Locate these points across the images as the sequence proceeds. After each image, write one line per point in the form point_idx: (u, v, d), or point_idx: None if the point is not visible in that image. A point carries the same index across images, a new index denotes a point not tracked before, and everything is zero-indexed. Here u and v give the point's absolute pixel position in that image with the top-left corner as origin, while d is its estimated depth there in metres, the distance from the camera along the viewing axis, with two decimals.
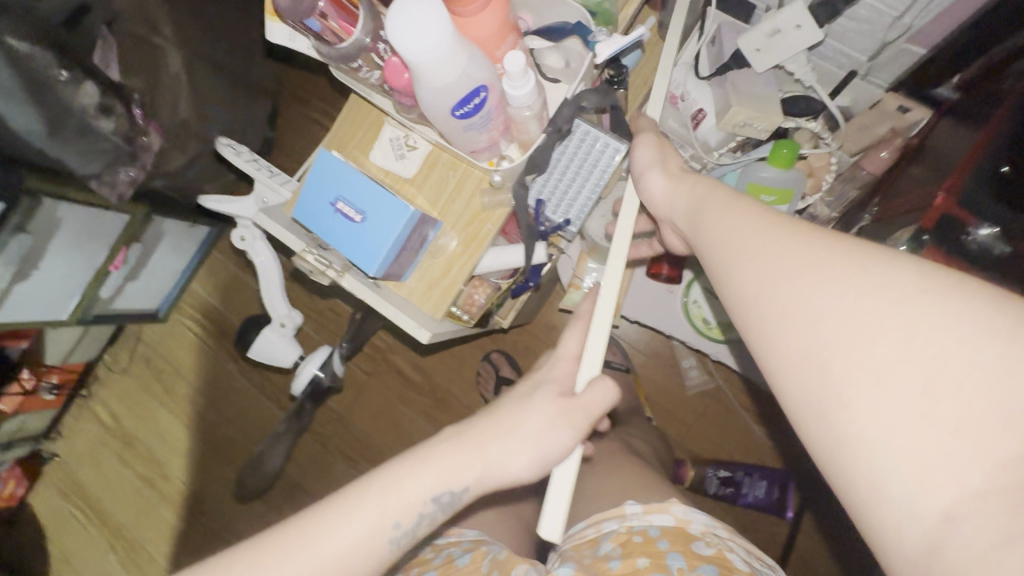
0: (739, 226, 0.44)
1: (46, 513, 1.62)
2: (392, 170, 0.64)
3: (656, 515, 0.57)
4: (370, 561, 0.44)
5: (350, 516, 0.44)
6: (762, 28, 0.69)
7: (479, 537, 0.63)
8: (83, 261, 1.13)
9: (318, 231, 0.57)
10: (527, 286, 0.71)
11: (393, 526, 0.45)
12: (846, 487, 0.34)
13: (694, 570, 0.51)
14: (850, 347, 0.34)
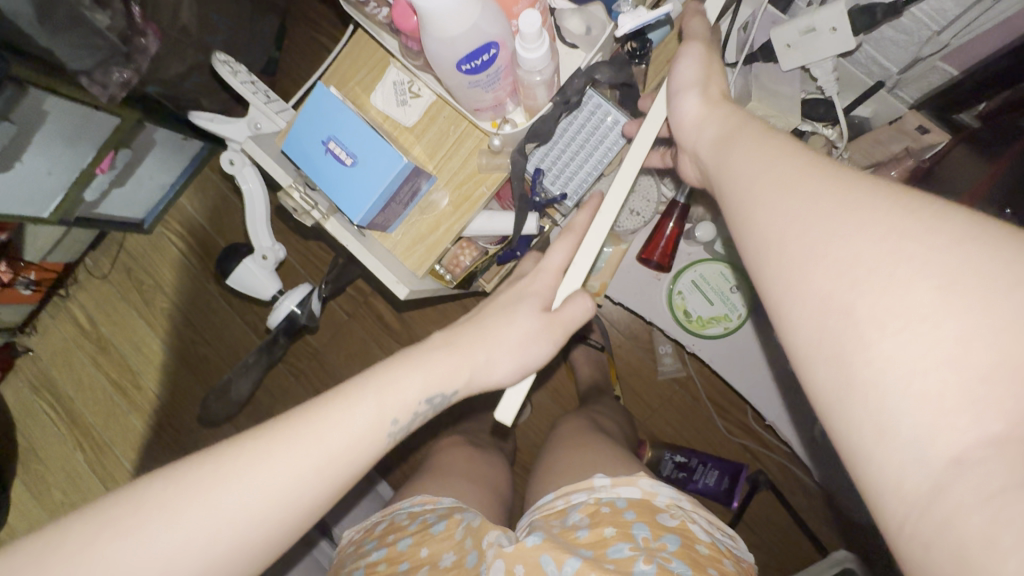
0: (767, 151, 0.39)
1: (16, 404, 1.64)
2: (391, 115, 0.61)
3: (624, 486, 0.54)
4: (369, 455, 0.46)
5: (349, 414, 0.45)
6: (796, 23, 0.66)
7: (455, 504, 0.63)
8: (67, 160, 1.10)
9: (306, 169, 0.55)
10: (513, 255, 0.71)
11: (391, 422, 0.46)
12: (847, 439, 0.31)
13: (660, 540, 0.50)
14: (882, 288, 0.29)
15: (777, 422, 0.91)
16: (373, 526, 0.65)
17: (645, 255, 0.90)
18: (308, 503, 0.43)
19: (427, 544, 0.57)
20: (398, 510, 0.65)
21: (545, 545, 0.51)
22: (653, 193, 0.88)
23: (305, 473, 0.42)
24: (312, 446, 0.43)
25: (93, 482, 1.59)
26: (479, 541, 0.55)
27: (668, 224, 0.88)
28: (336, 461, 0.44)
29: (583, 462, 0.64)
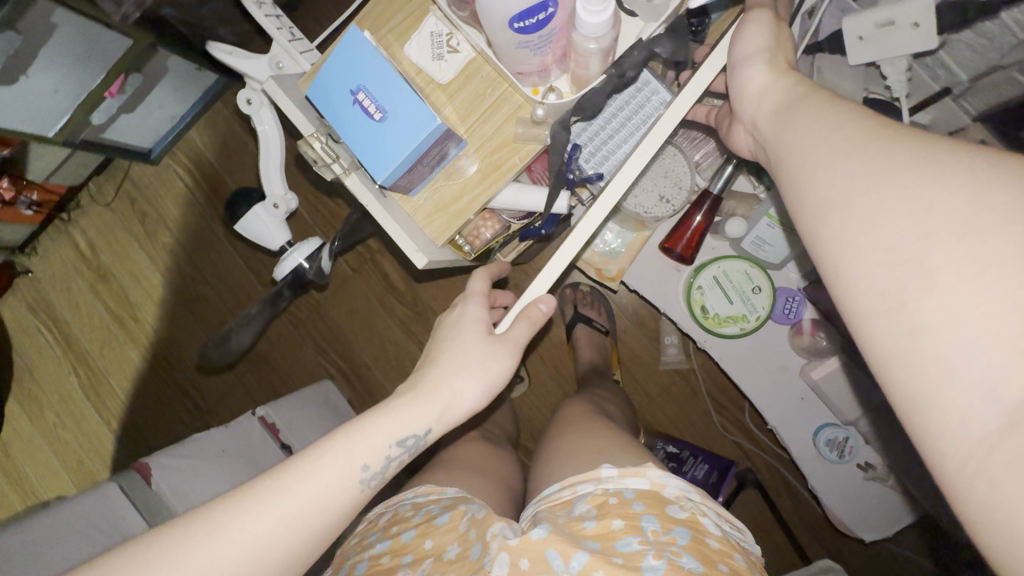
0: (844, 124, 0.37)
1: (14, 324, 1.64)
2: (425, 69, 0.57)
3: (633, 477, 0.53)
4: (347, 510, 0.45)
5: (316, 495, 0.43)
6: (875, 14, 0.61)
7: (459, 495, 0.64)
8: (75, 79, 1.04)
9: (331, 120, 0.51)
10: (539, 232, 0.67)
11: (362, 470, 0.45)
12: (925, 420, 0.30)
13: (669, 534, 0.49)
14: (957, 232, 0.29)
15: (779, 427, 0.89)
16: (377, 518, 0.67)
17: (668, 244, 0.87)
18: (288, 570, 0.43)
19: (432, 536, 0.58)
20: (403, 501, 0.67)
21: (551, 538, 0.50)
22: (686, 178, 0.81)
23: (279, 553, 0.41)
24: (278, 539, 0.41)
25: (87, 408, 1.60)
26: (484, 532, 0.54)
27: (696, 216, 0.84)
28: (311, 534, 0.43)
29: (586, 450, 0.63)
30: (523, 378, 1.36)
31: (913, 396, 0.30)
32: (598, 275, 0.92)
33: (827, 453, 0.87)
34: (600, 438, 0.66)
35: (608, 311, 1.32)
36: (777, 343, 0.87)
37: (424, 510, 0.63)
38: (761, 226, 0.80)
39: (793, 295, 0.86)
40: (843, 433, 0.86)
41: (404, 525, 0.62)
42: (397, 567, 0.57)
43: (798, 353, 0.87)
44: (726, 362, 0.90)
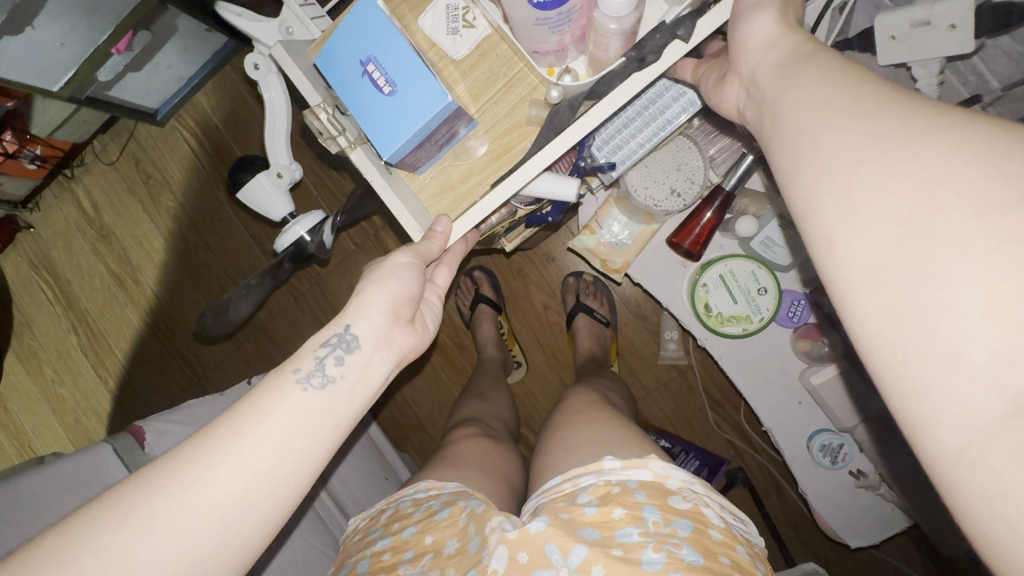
0: (858, 87, 0.34)
1: (15, 279, 1.64)
2: (438, 43, 0.55)
3: (635, 469, 0.53)
4: (297, 416, 0.41)
5: (246, 407, 0.41)
6: (910, 13, 0.58)
7: (459, 490, 0.63)
8: (83, 33, 1.02)
9: (339, 90, 0.49)
10: (544, 219, 0.68)
11: (295, 375, 0.44)
12: (928, 437, 0.29)
13: (670, 526, 0.49)
14: (958, 198, 0.28)
15: (774, 429, 0.89)
16: (378, 516, 0.67)
17: (675, 239, 0.86)
18: (247, 488, 0.39)
19: (432, 533, 0.58)
20: (404, 498, 0.67)
21: (550, 531, 0.50)
22: (698, 173, 0.79)
23: (223, 468, 0.38)
24: (214, 451, 0.39)
25: (86, 367, 1.60)
26: (482, 528, 0.54)
27: (707, 212, 0.83)
28: (258, 443, 0.39)
29: (582, 443, 0.62)
30: (520, 363, 1.36)
31: (905, 372, 0.29)
32: (603, 266, 0.91)
33: (821, 458, 0.87)
34: (597, 430, 0.65)
35: (610, 302, 1.31)
36: (779, 346, 0.87)
37: (424, 506, 0.63)
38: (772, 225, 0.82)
39: (798, 299, 0.85)
40: (838, 439, 0.85)
41: (404, 521, 0.62)
42: (397, 563, 0.58)
43: (799, 357, 0.86)
44: (726, 362, 0.88)
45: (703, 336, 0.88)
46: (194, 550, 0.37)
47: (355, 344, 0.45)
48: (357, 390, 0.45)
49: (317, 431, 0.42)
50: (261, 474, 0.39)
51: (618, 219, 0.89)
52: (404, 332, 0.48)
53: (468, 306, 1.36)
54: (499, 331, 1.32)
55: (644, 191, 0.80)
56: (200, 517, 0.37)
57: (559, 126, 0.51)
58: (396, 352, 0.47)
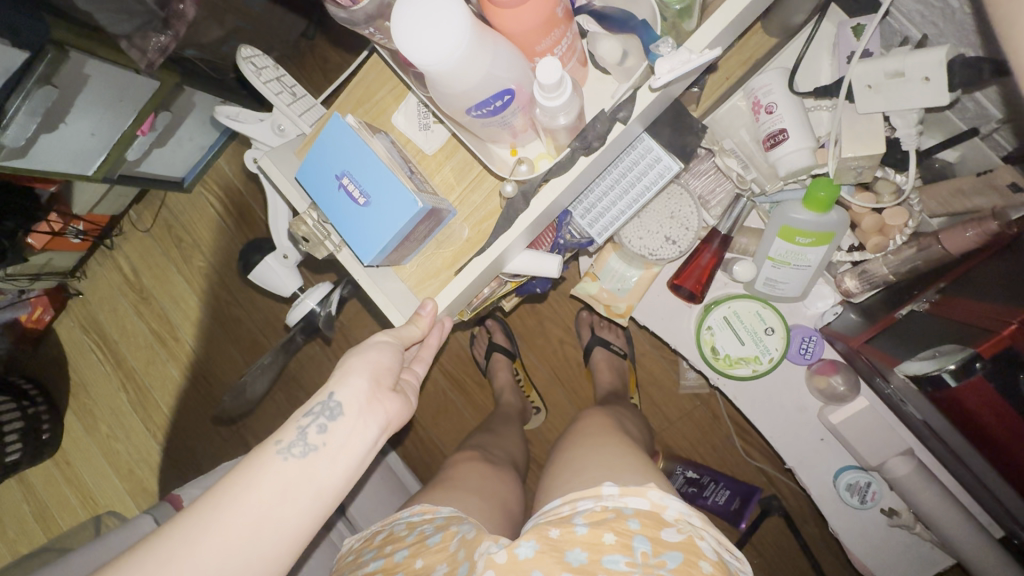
0: None
1: (69, 344, 1.76)
2: (411, 139, 0.58)
3: (633, 497, 0.57)
4: (278, 484, 0.44)
5: (229, 475, 0.44)
6: (884, 64, 0.61)
7: (453, 514, 0.67)
8: (110, 121, 1.11)
9: (317, 201, 0.52)
10: (533, 288, 0.69)
11: (279, 446, 0.46)
12: None
13: (659, 557, 0.52)
14: None
15: (797, 467, 0.86)
16: (372, 536, 0.71)
17: (677, 281, 0.85)
18: (228, 560, 0.41)
19: (422, 555, 0.61)
20: (398, 520, 0.70)
21: (539, 557, 0.53)
22: (692, 218, 0.79)
23: (207, 540, 0.41)
24: (196, 524, 0.41)
25: (135, 421, 1.71)
26: (471, 553, 0.57)
27: (706, 253, 0.82)
28: (236, 511, 0.42)
29: (587, 467, 0.65)
30: (540, 408, 1.36)
31: None
32: (607, 311, 0.90)
33: (848, 498, 0.83)
34: (609, 457, 0.68)
35: (626, 335, 1.31)
36: (794, 383, 0.85)
37: (417, 527, 0.66)
38: (767, 268, 0.78)
39: (809, 335, 0.83)
40: (865, 478, 0.82)
41: (396, 542, 0.66)
42: None
43: (816, 396, 0.83)
44: (742, 402, 0.86)
45: (715, 377, 0.86)
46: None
47: (339, 410, 0.47)
48: (338, 457, 0.46)
49: (297, 501, 0.44)
50: (241, 546, 0.42)
51: (617, 266, 0.88)
52: (390, 398, 0.49)
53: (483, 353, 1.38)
54: (515, 378, 1.33)
55: (638, 241, 0.80)
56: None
57: (512, 217, 0.51)
58: (380, 418, 0.48)
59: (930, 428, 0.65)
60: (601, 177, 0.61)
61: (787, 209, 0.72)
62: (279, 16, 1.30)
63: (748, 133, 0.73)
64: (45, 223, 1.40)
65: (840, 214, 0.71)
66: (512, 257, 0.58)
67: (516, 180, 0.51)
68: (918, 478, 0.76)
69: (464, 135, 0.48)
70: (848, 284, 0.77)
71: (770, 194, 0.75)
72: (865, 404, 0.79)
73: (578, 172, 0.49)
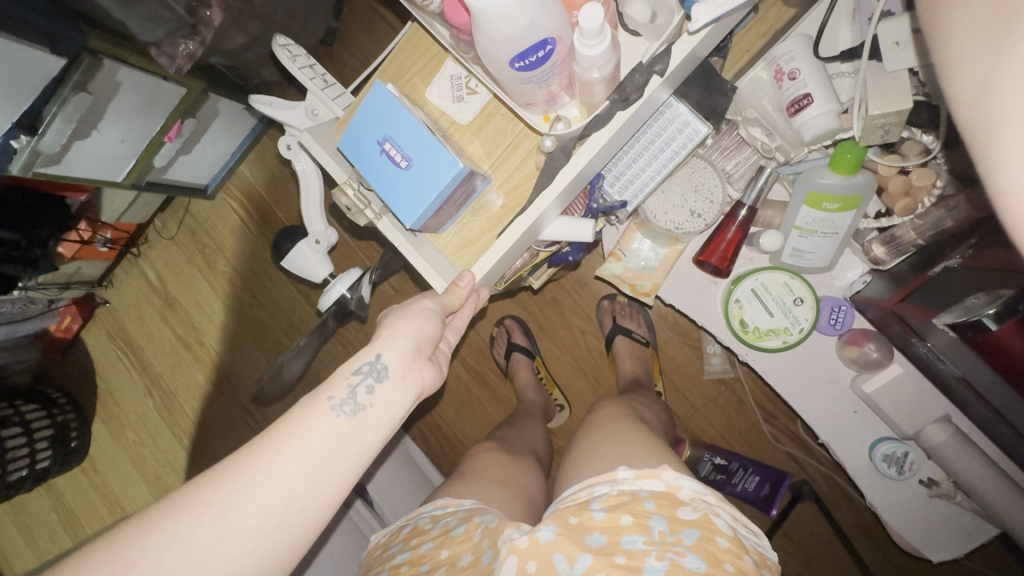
0: None
1: (96, 352, 1.79)
2: (446, 111, 0.60)
3: (647, 479, 0.57)
4: (328, 438, 0.45)
5: (283, 427, 0.45)
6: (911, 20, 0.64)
7: (475, 507, 0.68)
8: (139, 128, 1.14)
9: (360, 168, 0.54)
10: (565, 258, 0.71)
11: (329, 402, 0.47)
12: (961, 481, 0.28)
13: (676, 535, 0.52)
14: None
15: (831, 441, 0.86)
16: (397, 531, 0.72)
17: (702, 256, 0.85)
18: (283, 508, 0.43)
19: (448, 546, 0.62)
20: (421, 514, 0.71)
21: (558, 540, 0.53)
22: (718, 191, 0.79)
23: (265, 486, 0.42)
24: (254, 472, 0.42)
25: (161, 426, 1.73)
26: (494, 541, 0.58)
27: (730, 228, 0.82)
28: (291, 461, 0.43)
29: (603, 454, 0.66)
30: (564, 406, 1.37)
31: None
32: (632, 291, 0.91)
33: (885, 469, 0.83)
34: (625, 445, 0.67)
35: (648, 322, 1.31)
36: (824, 355, 0.85)
37: (442, 521, 0.67)
38: (794, 238, 0.78)
39: (838, 305, 0.83)
40: (902, 448, 0.82)
41: (423, 535, 0.67)
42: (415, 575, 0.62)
43: (848, 364, 0.83)
44: (771, 377, 0.86)
45: (743, 352, 0.86)
46: (228, 571, 0.41)
47: (388, 372, 0.48)
48: (383, 418, 0.48)
49: (346, 457, 0.46)
50: (292, 494, 0.43)
51: (642, 244, 0.89)
52: (427, 367, 0.51)
53: (502, 355, 1.39)
54: (537, 377, 1.34)
55: (664, 216, 0.81)
56: (239, 538, 0.41)
57: (553, 171, 0.53)
58: (418, 385, 0.50)
59: (968, 384, 0.66)
60: (631, 142, 0.63)
61: (814, 174, 0.73)
62: (300, 24, 1.33)
63: (770, 102, 0.75)
64: (76, 232, 1.44)
65: (866, 177, 0.71)
66: (546, 224, 0.59)
67: (554, 136, 0.52)
68: (954, 446, 0.76)
69: (501, 94, 0.50)
70: (876, 252, 0.78)
71: (794, 164, 0.76)
72: (899, 370, 0.79)
73: (616, 127, 0.50)
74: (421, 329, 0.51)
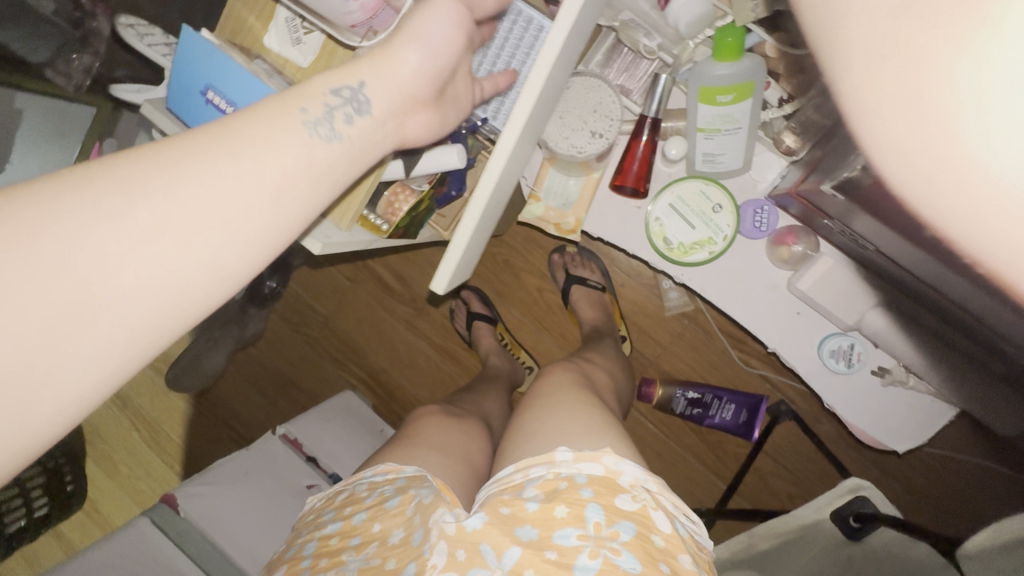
0: None
1: None
2: (288, 57, 0.57)
3: (587, 463, 0.50)
4: (300, 150, 0.43)
5: (220, 139, 0.40)
6: None
7: (415, 475, 0.58)
8: None
9: (195, 125, 0.51)
10: (449, 194, 0.72)
11: (301, 116, 0.44)
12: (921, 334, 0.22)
13: (612, 528, 0.47)
14: None
15: (779, 348, 0.84)
16: (334, 495, 0.64)
17: (618, 181, 0.82)
18: (240, 205, 0.40)
19: (380, 519, 0.56)
20: (359, 481, 0.63)
21: (487, 530, 0.49)
22: (615, 108, 0.76)
23: (214, 177, 0.39)
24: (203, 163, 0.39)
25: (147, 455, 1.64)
26: (425, 520, 0.52)
27: (640, 144, 0.78)
28: (252, 161, 0.40)
29: (541, 429, 0.56)
30: (533, 367, 1.34)
31: None
32: (558, 230, 0.89)
33: (834, 365, 0.81)
34: (567, 417, 0.57)
35: (601, 268, 1.28)
36: (757, 261, 0.82)
37: (377, 489, 0.59)
38: (700, 141, 0.75)
39: (760, 206, 0.80)
40: (847, 340, 0.79)
41: (356, 504, 0.60)
42: (343, 548, 0.56)
43: (782, 266, 0.81)
44: (709, 292, 0.84)
45: (677, 273, 0.84)
46: (176, 272, 0.37)
47: (364, 114, 0.47)
48: (359, 151, 0.47)
49: (314, 183, 0.44)
50: (246, 190, 0.40)
51: (558, 179, 0.85)
52: (414, 122, 0.52)
53: (464, 328, 1.36)
54: (501, 343, 1.32)
55: (565, 142, 0.77)
56: (186, 237, 0.38)
57: None
58: (395, 137, 0.51)
59: (890, 258, 0.65)
60: (515, 82, 0.65)
61: (704, 69, 0.69)
62: None
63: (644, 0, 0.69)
64: None
65: (755, 61, 0.67)
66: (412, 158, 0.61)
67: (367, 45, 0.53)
68: (894, 329, 0.75)
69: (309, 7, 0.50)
70: (788, 142, 0.75)
71: (686, 63, 0.73)
72: (830, 261, 0.76)
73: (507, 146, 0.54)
74: (376, 161, 0.51)
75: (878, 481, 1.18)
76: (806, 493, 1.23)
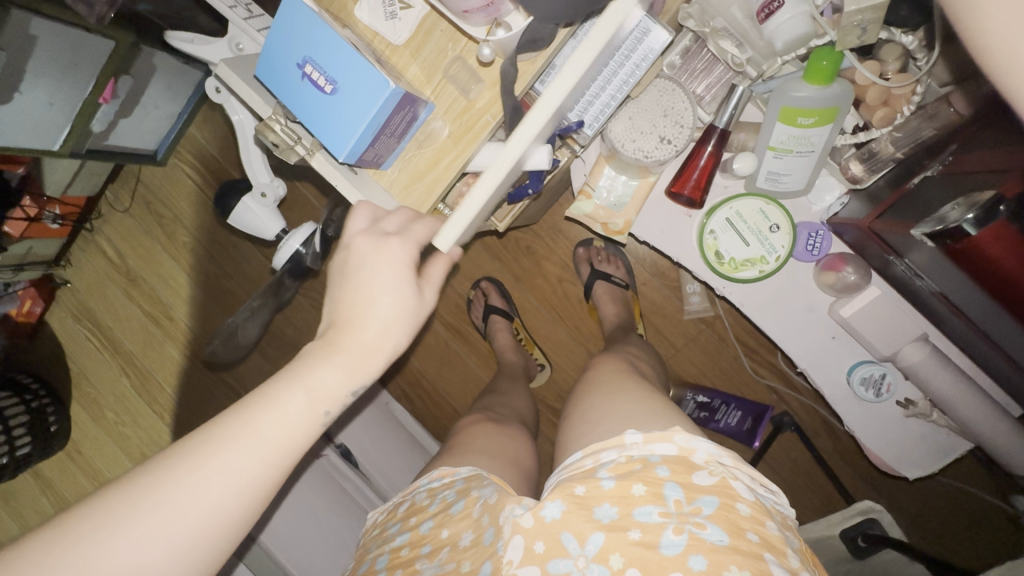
0: None
1: (62, 335, 1.61)
2: (379, 32, 0.55)
3: (659, 443, 0.51)
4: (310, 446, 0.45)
5: (247, 421, 0.42)
6: None
7: (472, 475, 0.61)
8: (70, 86, 0.91)
9: (284, 99, 0.48)
10: (525, 192, 0.66)
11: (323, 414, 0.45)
12: None
13: (693, 504, 0.48)
14: None
15: (809, 368, 0.84)
16: (395, 508, 0.65)
17: (674, 188, 0.81)
18: (247, 494, 0.42)
19: (447, 525, 0.56)
20: (418, 489, 0.65)
21: (567, 517, 0.48)
22: (687, 115, 0.74)
23: (229, 477, 0.41)
24: (225, 456, 0.41)
25: (141, 405, 1.55)
26: (495, 518, 0.51)
27: (703, 154, 0.77)
28: (265, 455, 0.42)
29: (606, 417, 0.59)
30: (545, 365, 1.35)
31: None
32: (604, 230, 0.86)
33: (863, 393, 0.82)
34: (630, 399, 0.62)
35: (626, 266, 1.28)
36: (802, 282, 0.82)
37: (439, 495, 0.61)
38: (768, 159, 0.73)
39: (816, 230, 0.80)
40: (879, 370, 0.81)
41: (420, 514, 0.60)
42: (415, 558, 0.56)
43: (826, 291, 0.81)
44: (752, 308, 0.84)
45: (720, 285, 0.83)
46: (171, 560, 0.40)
47: None
48: None
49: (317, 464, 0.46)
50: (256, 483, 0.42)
51: (612, 177, 0.84)
52: None
53: (481, 318, 1.35)
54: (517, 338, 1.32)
55: (632, 144, 0.75)
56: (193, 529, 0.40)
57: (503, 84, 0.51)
58: None
59: (946, 299, 0.67)
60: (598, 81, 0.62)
61: (789, 88, 0.68)
62: None
63: (740, 10, 0.69)
64: (20, 209, 1.27)
65: (843, 87, 0.67)
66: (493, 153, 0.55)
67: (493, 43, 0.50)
68: (933, 363, 0.76)
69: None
70: (854, 170, 0.74)
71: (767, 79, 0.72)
72: (877, 292, 0.78)
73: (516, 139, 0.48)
74: None
75: (867, 495, 1.23)
76: (796, 501, 1.28)
